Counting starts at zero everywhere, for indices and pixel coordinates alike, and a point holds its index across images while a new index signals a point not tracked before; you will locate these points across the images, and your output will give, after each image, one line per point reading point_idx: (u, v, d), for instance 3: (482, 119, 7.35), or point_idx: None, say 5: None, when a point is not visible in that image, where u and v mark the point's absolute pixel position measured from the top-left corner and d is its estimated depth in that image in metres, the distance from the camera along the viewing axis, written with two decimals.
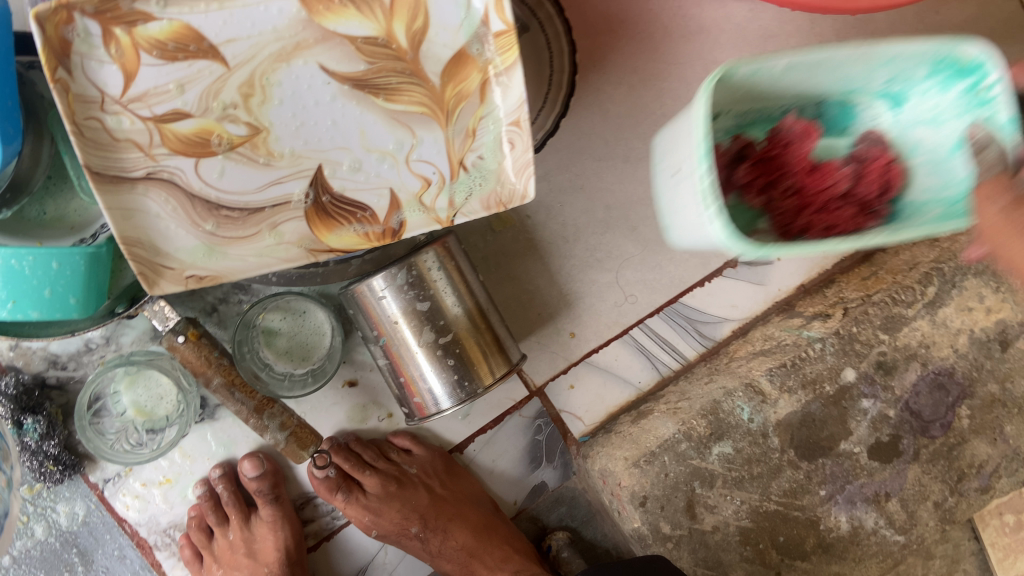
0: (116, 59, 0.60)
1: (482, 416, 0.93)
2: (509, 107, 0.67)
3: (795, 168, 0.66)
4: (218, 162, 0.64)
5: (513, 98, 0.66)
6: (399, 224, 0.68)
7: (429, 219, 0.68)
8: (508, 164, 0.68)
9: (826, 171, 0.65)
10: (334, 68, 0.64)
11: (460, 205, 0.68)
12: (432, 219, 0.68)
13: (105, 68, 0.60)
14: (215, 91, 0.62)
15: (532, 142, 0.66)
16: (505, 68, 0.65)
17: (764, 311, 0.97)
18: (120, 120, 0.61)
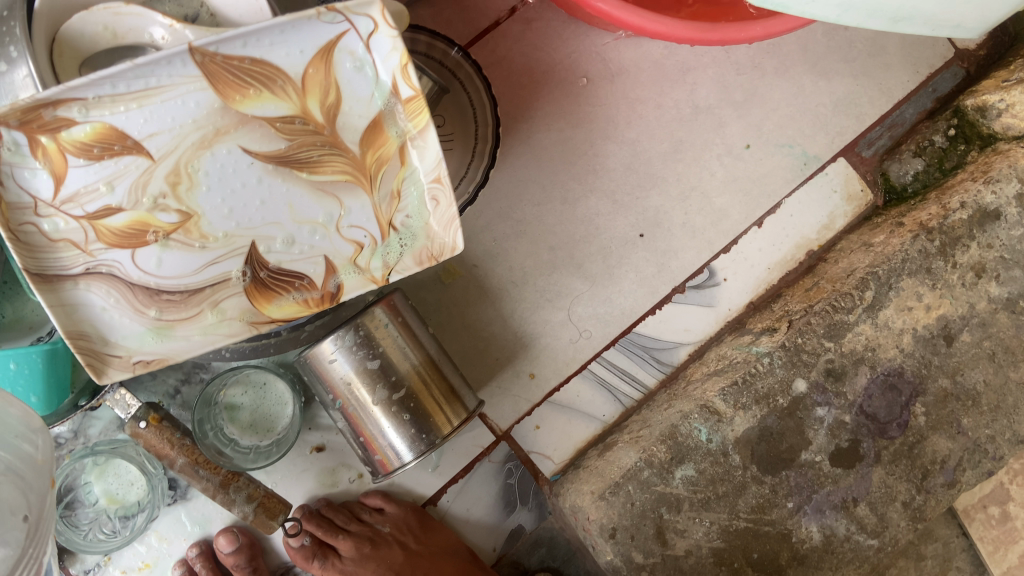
0: (43, 163, 0.62)
1: (452, 466, 0.94)
2: (428, 165, 0.70)
3: None
4: (153, 251, 0.67)
5: (430, 157, 0.70)
6: (336, 288, 0.72)
7: (365, 280, 0.72)
8: (434, 221, 0.72)
9: None
10: (256, 150, 0.67)
11: (393, 264, 0.72)
12: (367, 280, 0.72)
13: (36, 175, 0.62)
14: (143, 184, 0.65)
15: (454, 196, 0.70)
16: (418, 131, 0.69)
17: (718, 331, 0.99)
18: (55, 222, 0.64)
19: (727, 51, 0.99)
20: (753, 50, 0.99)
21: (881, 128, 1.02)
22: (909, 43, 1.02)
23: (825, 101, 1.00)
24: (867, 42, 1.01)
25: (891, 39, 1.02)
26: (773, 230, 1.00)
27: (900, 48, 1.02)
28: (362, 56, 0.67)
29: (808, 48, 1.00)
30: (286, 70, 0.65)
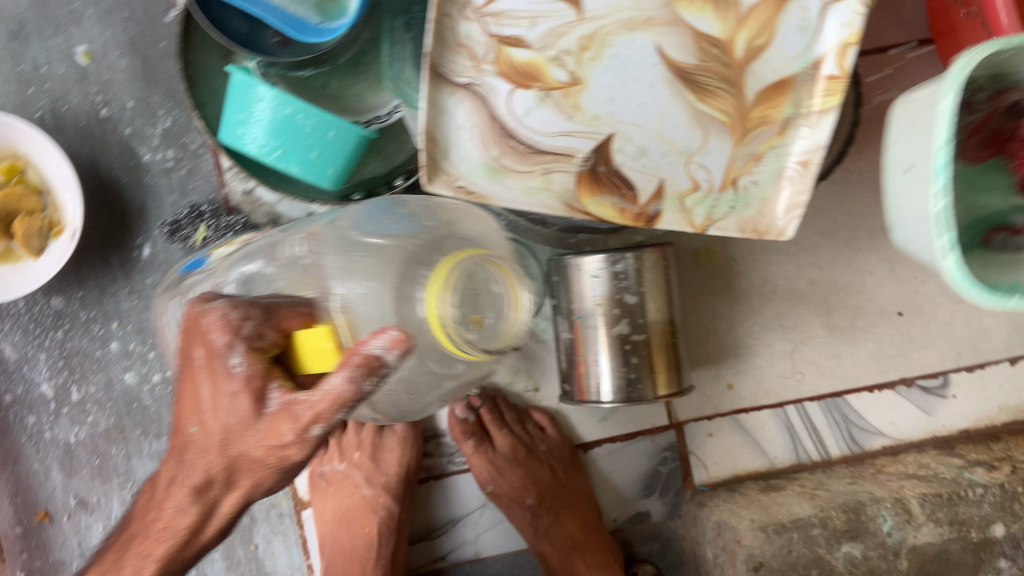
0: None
1: (618, 426, 0.93)
2: (806, 146, 0.68)
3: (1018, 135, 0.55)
4: (530, 98, 0.67)
5: (814, 140, 0.68)
6: (655, 213, 0.71)
7: (683, 220, 0.71)
8: (778, 199, 0.70)
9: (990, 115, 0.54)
10: (668, 53, 0.66)
11: (717, 219, 0.71)
12: (686, 221, 0.71)
13: None
14: (558, 34, 0.66)
15: (812, 186, 0.68)
16: (819, 111, 0.67)
17: (921, 441, 0.96)
18: (470, 27, 0.65)
19: None
20: None
21: None
22: None
23: None
24: None
25: None
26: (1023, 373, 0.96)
27: None
28: (811, 16, 0.65)
29: None
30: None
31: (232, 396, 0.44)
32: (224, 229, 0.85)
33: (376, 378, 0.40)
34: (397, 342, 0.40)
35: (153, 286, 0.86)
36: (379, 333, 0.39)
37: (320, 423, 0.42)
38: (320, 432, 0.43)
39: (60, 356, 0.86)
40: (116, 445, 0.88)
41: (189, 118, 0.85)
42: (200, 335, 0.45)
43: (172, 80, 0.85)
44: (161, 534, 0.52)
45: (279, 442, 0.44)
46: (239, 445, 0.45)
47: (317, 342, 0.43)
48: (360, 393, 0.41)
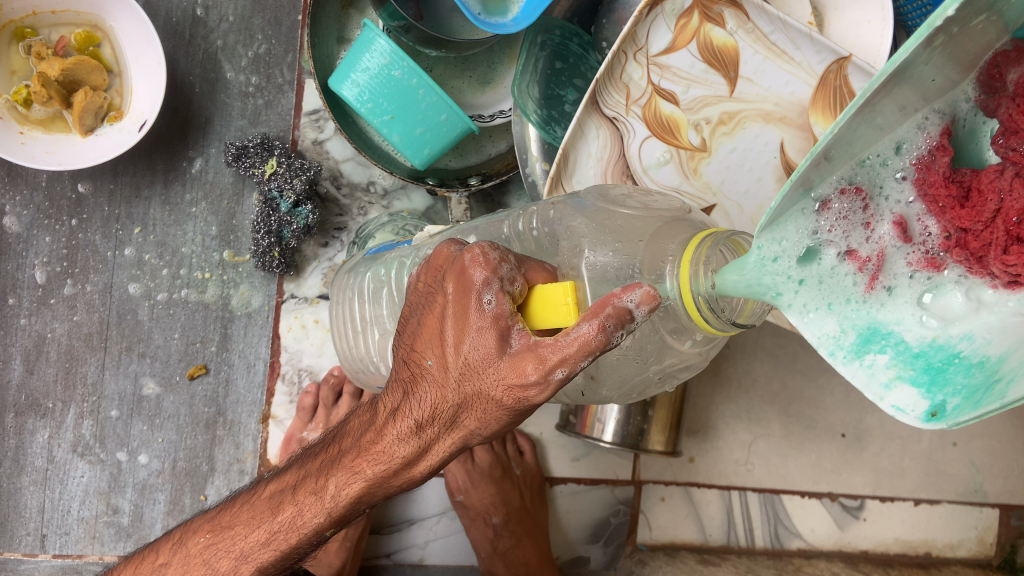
0: (675, 30, 0.70)
1: (586, 469, 0.98)
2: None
3: (976, 230, 0.35)
4: (660, 150, 0.73)
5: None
6: None
7: None
8: None
9: (982, 189, 0.34)
10: (788, 151, 0.71)
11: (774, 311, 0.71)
12: None
13: (663, 32, 0.70)
14: (706, 102, 0.71)
15: None
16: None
17: (831, 552, 1.05)
18: (636, 69, 0.71)
19: None
20: None
21: None
22: None
23: None
24: None
25: None
26: (922, 514, 1.08)
27: None
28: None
29: None
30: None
31: (478, 332, 0.40)
32: (296, 168, 0.79)
33: (621, 338, 0.38)
34: (645, 300, 0.37)
35: (190, 204, 0.82)
36: (631, 287, 0.37)
37: (568, 368, 0.38)
38: (563, 377, 0.39)
39: (65, 244, 0.81)
40: (94, 354, 0.82)
41: (286, 52, 0.83)
42: (454, 269, 0.42)
43: (281, 10, 0.83)
44: (377, 457, 0.47)
45: (522, 382, 0.39)
46: (480, 384, 0.41)
47: (560, 293, 0.40)
48: (608, 346, 0.38)
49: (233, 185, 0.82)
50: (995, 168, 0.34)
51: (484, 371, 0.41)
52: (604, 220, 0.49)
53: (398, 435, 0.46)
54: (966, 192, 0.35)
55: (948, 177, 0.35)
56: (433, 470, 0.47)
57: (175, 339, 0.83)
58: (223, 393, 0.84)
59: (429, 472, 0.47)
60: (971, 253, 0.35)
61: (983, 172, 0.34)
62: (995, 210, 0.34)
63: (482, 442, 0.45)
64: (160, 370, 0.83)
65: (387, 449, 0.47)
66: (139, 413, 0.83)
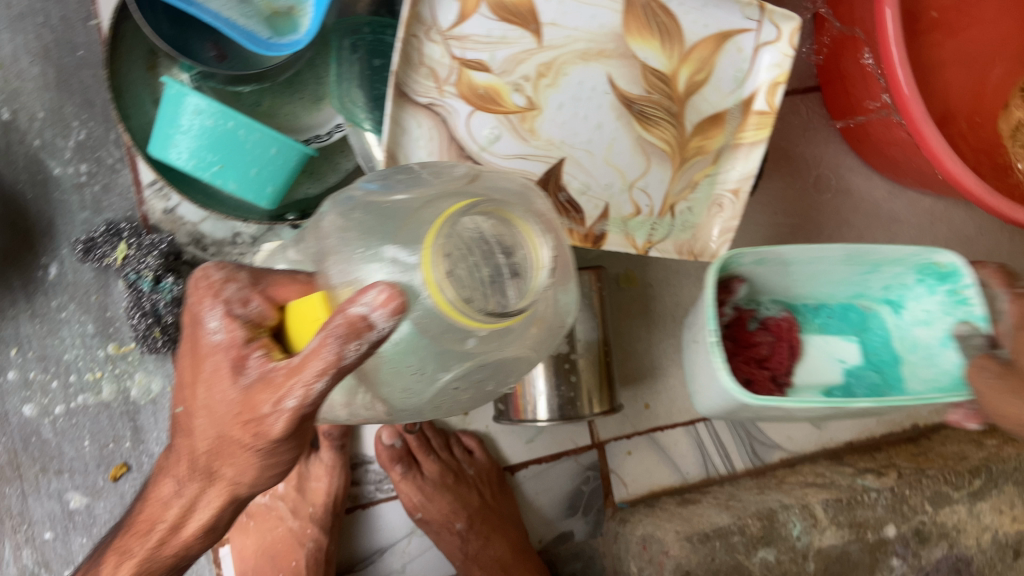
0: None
1: (543, 447, 0.96)
2: (738, 174, 0.74)
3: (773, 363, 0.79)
4: (490, 124, 0.70)
5: (744, 169, 0.74)
6: (601, 234, 0.74)
7: (626, 242, 0.74)
8: (714, 224, 0.75)
9: (750, 340, 0.79)
10: (619, 84, 0.71)
11: (657, 241, 0.75)
12: (628, 242, 0.74)
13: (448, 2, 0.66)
14: (519, 60, 0.69)
15: (741, 212, 0.74)
16: (749, 142, 0.73)
17: (813, 453, 1.04)
18: (434, 48, 0.67)
19: (936, 222, 1.07)
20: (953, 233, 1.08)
21: None
22: None
23: None
24: None
25: None
26: None
27: None
28: (746, 56, 0.72)
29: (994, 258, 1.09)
30: (687, 34, 0.70)
31: (216, 359, 0.44)
32: (146, 245, 0.77)
33: (364, 340, 0.36)
34: (386, 303, 0.36)
35: (59, 310, 0.80)
36: (368, 289, 0.36)
37: (298, 392, 0.39)
38: (294, 405, 0.40)
39: None
40: (10, 485, 0.80)
41: (107, 131, 0.81)
42: (189, 311, 0.47)
43: (89, 90, 0.80)
44: (144, 529, 0.54)
45: (256, 414, 0.42)
46: (219, 426, 0.45)
47: (310, 307, 0.40)
48: (340, 355, 0.37)
49: (96, 279, 0.81)
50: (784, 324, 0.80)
51: (223, 412, 0.44)
52: (356, 216, 0.42)
53: (169, 492, 0.52)
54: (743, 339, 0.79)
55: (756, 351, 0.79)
56: (199, 532, 0.52)
57: (88, 447, 0.81)
58: None
59: (198, 531, 0.52)
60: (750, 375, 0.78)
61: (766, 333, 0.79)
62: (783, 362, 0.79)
63: (249, 490, 0.49)
64: (82, 481, 0.81)
65: (156, 514, 0.53)
66: (74, 528, 0.81)
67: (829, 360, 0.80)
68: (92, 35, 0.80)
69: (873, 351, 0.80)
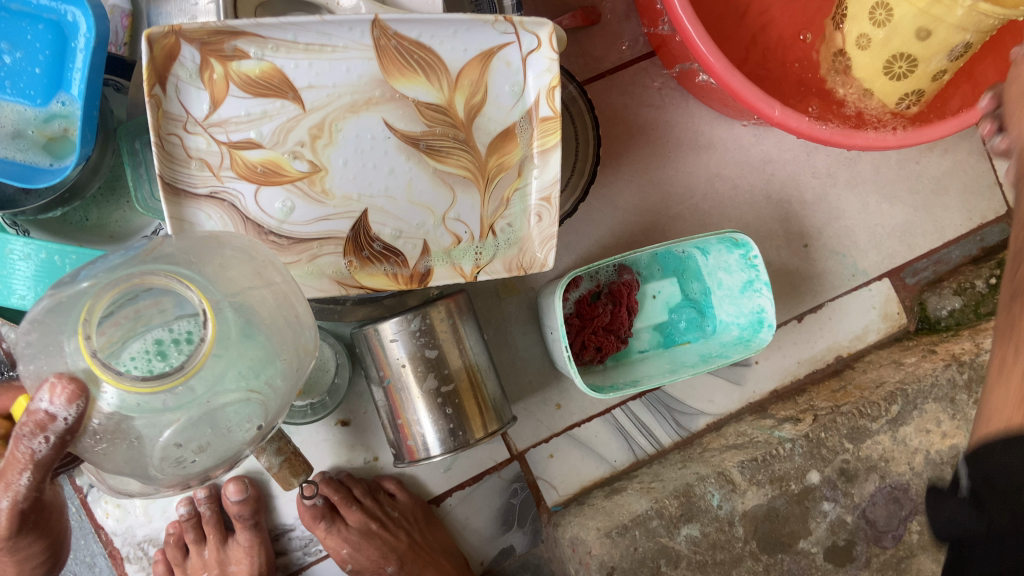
0: (206, 86, 0.66)
1: (463, 472, 0.97)
2: (542, 184, 0.75)
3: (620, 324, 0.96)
4: (279, 197, 0.69)
5: (547, 176, 0.75)
6: (427, 271, 0.75)
7: (453, 271, 0.76)
8: (534, 234, 0.76)
9: (594, 311, 0.95)
10: (396, 126, 0.71)
11: (485, 264, 0.76)
12: (456, 271, 0.76)
13: (196, 93, 0.66)
14: (288, 129, 0.68)
15: (558, 217, 0.75)
16: (542, 150, 0.74)
17: (738, 410, 1.03)
18: (198, 140, 0.67)
19: (811, 151, 1.05)
20: (833, 158, 1.06)
21: (927, 261, 1.09)
22: (973, 193, 1.10)
23: (885, 224, 1.07)
24: (932, 180, 1.09)
25: (955, 182, 1.10)
26: (810, 327, 1.06)
27: (966, 195, 1.10)
28: (516, 68, 0.72)
29: (882, 171, 1.07)
30: (449, 63, 0.71)
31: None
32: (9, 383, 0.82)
33: (49, 429, 0.48)
34: (59, 394, 0.47)
35: None
36: (48, 388, 0.47)
37: (9, 492, 0.54)
38: (9, 503, 0.55)
39: None
40: None
41: None
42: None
43: None
44: None
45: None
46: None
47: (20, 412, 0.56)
48: (32, 449, 0.50)
49: None
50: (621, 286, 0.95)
51: None
52: (53, 315, 0.51)
53: None
54: (585, 315, 0.95)
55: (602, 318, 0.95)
56: None
57: None
58: None
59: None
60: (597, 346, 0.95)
61: (605, 305, 0.95)
62: (620, 321, 0.96)
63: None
64: None
65: None
66: None
67: (658, 303, 0.99)
68: None
69: (689, 288, 0.99)
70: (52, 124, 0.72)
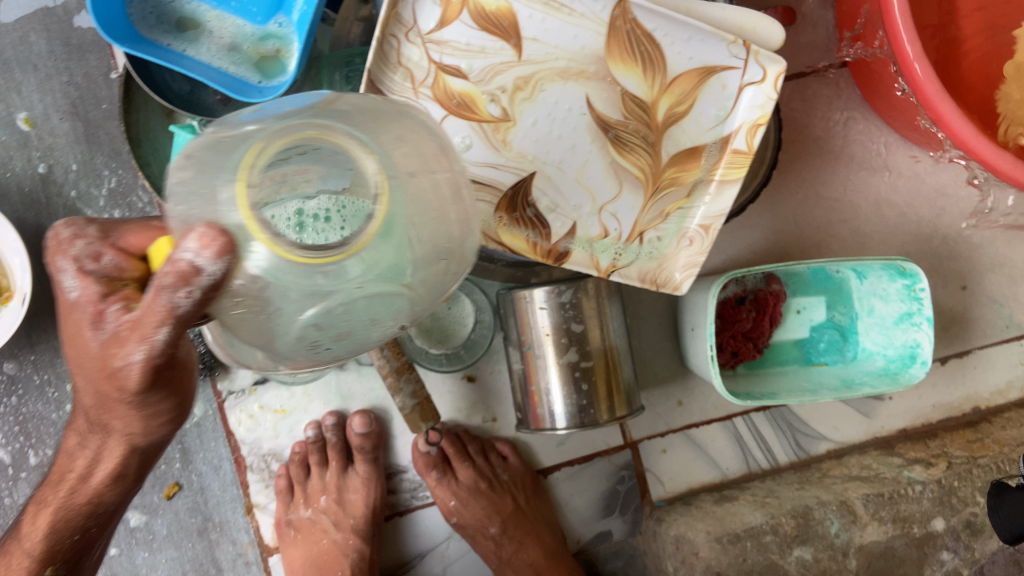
0: (441, 5, 0.68)
1: (575, 450, 0.97)
2: (707, 212, 0.74)
3: (761, 333, 0.94)
4: (462, 131, 0.70)
5: (716, 207, 0.73)
6: (565, 252, 0.73)
7: (590, 262, 0.74)
8: (680, 257, 0.75)
9: (737, 315, 0.93)
10: (595, 104, 0.71)
11: (621, 266, 0.74)
12: (592, 263, 0.74)
13: (428, 7, 0.68)
14: (497, 71, 0.69)
15: (709, 249, 0.74)
16: (721, 180, 0.73)
17: (863, 443, 1.00)
18: (413, 50, 0.68)
19: None
20: None
21: None
22: None
23: None
24: None
25: None
26: (953, 371, 1.02)
27: None
28: (730, 93, 0.70)
29: None
30: (671, 65, 0.70)
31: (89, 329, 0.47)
32: None
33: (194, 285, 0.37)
34: (208, 245, 0.36)
35: None
36: (189, 236, 0.37)
37: (141, 344, 0.44)
38: (142, 358, 0.45)
39: (16, 422, 0.87)
40: None
41: (134, 177, 0.86)
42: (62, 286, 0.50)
43: (116, 141, 0.86)
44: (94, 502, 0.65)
45: (113, 368, 0.46)
46: (93, 380, 0.50)
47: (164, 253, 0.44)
48: (173, 303, 0.39)
49: None
50: (768, 293, 0.93)
51: (90, 367, 0.49)
52: (212, 153, 0.41)
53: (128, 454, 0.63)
54: (728, 316, 0.94)
55: (745, 325, 0.93)
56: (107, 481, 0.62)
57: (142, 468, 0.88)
58: (203, 500, 0.89)
59: (104, 478, 0.62)
60: (734, 352, 0.94)
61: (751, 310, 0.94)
62: (761, 330, 0.94)
63: (144, 440, 0.57)
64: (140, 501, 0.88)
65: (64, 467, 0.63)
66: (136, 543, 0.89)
67: (802, 319, 0.96)
68: (113, 87, 0.86)
69: (837, 310, 0.95)
70: (266, 42, 0.75)
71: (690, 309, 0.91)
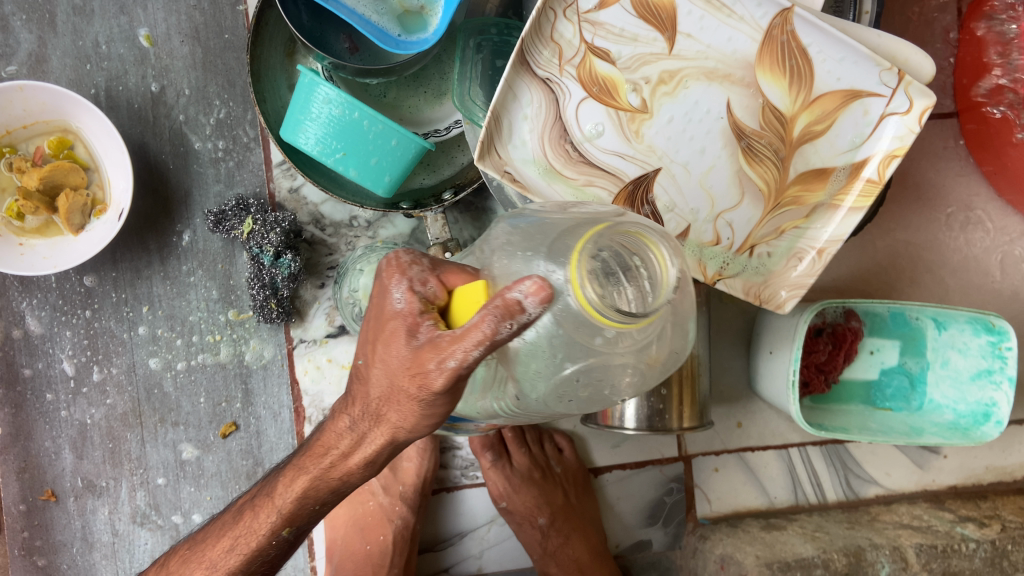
0: None
1: (629, 453, 0.96)
2: (830, 233, 0.71)
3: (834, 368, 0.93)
4: (596, 115, 0.71)
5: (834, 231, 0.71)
6: None
7: (698, 267, 0.73)
8: (791, 275, 0.72)
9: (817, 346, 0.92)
10: (734, 110, 0.70)
11: (727, 275, 0.73)
12: (699, 269, 0.73)
13: None
14: (645, 61, 0.69)
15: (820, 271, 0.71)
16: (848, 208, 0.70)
17: (913, 493, 1.00)
18: (568, 27, 0.69)
19: None
20: None
21: None
22: None
23: None
24: None
25: None
26: (1013, 437, 1.01)
27: None
28: (870, 120, 0.69)
29: None
30: (817, 82, 0.68)
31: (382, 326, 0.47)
32: (270, 222, 0.81)
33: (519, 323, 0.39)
34: (537, 290, 0.39)
35: (188, 274, 0.86)
36: (523, 279, 0.39)
37: (459, 356, 0.42)
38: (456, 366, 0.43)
39: (85, 336, 0.86)
40: (132, 430, 0.87)
41: (244, 111, 0.86)
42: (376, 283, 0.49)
43: (232, 72, 0.85)
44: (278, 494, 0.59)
45: (423, 370, 0.44)
46: (391, 375, 0.47)
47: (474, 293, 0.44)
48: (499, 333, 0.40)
49: (223, 249, 0.86)
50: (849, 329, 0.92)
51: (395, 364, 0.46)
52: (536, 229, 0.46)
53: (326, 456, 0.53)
54: (810, 344, 0.92)
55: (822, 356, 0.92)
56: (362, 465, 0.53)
57: (203, 403, 0.87)
58: (257, 444, 0.88)
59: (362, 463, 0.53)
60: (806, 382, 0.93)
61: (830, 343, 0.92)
62: (836, 364, 0.93)
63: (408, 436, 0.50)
64: (195, 434, 0.87)
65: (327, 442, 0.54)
66: (184, 476, 0.88)
67: (873, 361, 0.95)
68: (238, 19, 0.85)
69: (909, 357, 0.94)
70: None
71: (770, 333, 0.89)
